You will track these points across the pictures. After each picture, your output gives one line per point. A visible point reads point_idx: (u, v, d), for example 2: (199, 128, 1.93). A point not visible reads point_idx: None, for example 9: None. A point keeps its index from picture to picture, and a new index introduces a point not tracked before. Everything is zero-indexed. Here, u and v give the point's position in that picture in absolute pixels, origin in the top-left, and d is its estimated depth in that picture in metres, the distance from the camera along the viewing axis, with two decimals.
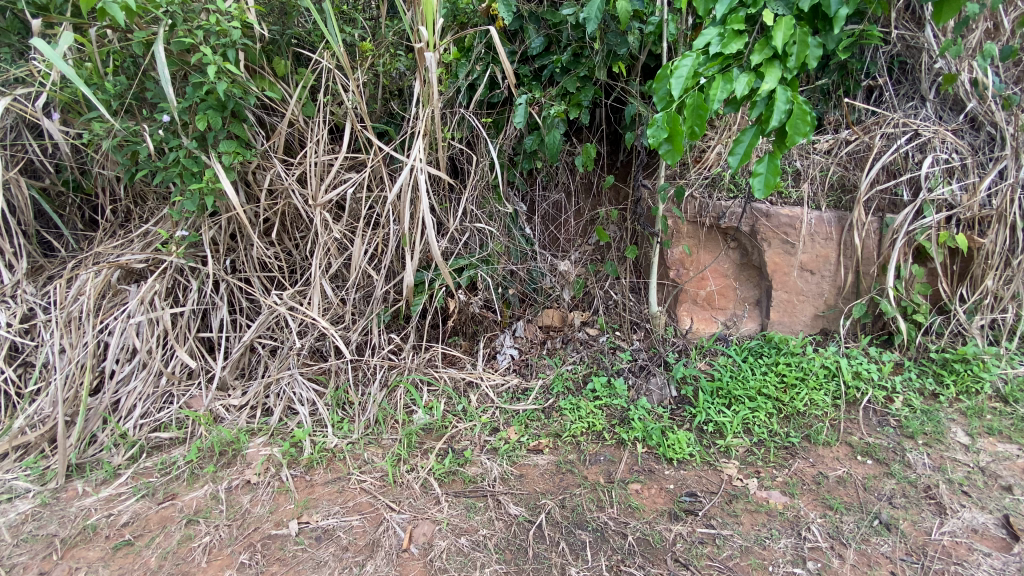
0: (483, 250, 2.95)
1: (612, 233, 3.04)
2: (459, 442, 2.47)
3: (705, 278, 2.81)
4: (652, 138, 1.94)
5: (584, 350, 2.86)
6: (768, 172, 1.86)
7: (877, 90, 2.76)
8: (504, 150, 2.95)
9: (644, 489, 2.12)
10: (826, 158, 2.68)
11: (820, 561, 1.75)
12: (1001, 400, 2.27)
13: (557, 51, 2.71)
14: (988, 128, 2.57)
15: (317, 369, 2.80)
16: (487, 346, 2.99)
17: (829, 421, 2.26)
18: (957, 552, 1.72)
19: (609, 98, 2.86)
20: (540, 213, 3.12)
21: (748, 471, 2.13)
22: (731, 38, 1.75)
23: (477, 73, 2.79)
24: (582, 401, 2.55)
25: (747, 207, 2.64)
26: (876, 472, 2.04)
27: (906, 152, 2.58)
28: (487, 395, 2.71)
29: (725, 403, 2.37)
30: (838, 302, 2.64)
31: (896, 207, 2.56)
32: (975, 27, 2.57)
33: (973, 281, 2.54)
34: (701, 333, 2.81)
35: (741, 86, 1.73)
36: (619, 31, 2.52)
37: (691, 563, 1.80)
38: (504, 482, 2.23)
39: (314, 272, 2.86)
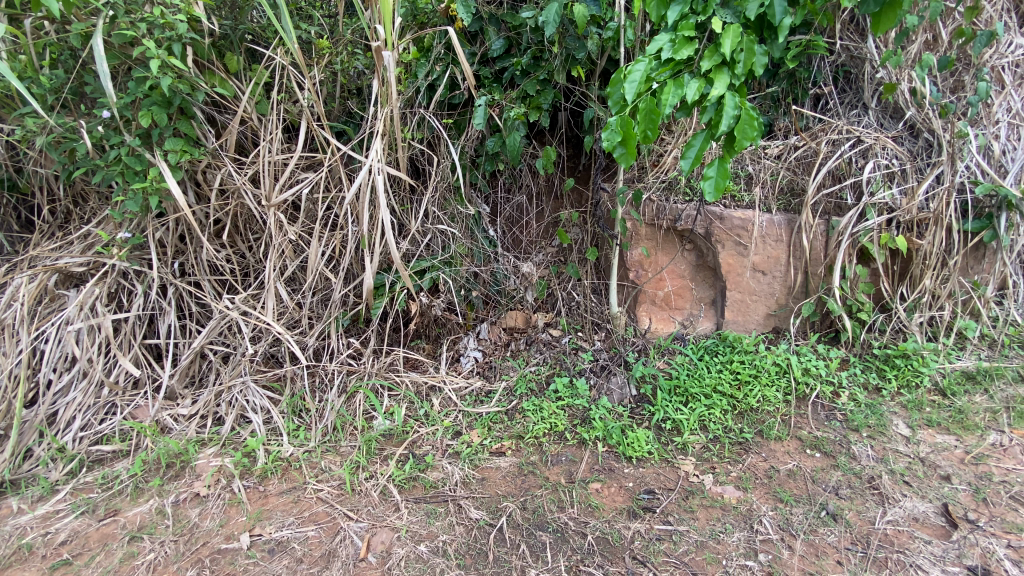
0: (445, 251, 2.93)
1: (573, 234, 3.06)
2: (421, 447, 2.43)
3: (662, 279, 2.88)
4: (606, 141, 1.95)
5: (547, 351, 2.87)
6: (718, 176, 1.92)
7: (823, 98, 2.88)
8: (465, 152, 2.93)
9: (603, 488, 2.14)
10: (776, 163, 2.79)
11: (770, 553, 1.79)
12: (939, 392, 2.37)
13: (517, 53, 2.72)
14: (926, 135, 2.70)
15: (271, 376, 2.71)
16: (450, 349, 2.96)
17: (780, 416, 2.34)
18: (899, 539, 1.80)
19: (569, 101, 2.90)
20: (503, 215, 3.14)
21: (704, 467, 2.18)
22: (681, 44, 1.80)
23: (437, 74, 2.76)
24: (544, 402, 2.55)
25: (701, 210, 2.72)
26: (824, 464, 2.11)
27: (849, 158, 2.70)
28: (450, 398, 2.68)
29: (682, 401, 2.43)
30: (788, 301, 2.73)
31: (841, 210, 2.67)
32: (914, 40, 2.70)
33: (912, 280, 2.66)
34: (660, 332, 2.87)
35: (691, 91, 1.78)
36: (577, 35, 2.55)
37: (649, 560, 1.83)
38: (466, 486, 2.21)
39: (269, 275, 2.77)
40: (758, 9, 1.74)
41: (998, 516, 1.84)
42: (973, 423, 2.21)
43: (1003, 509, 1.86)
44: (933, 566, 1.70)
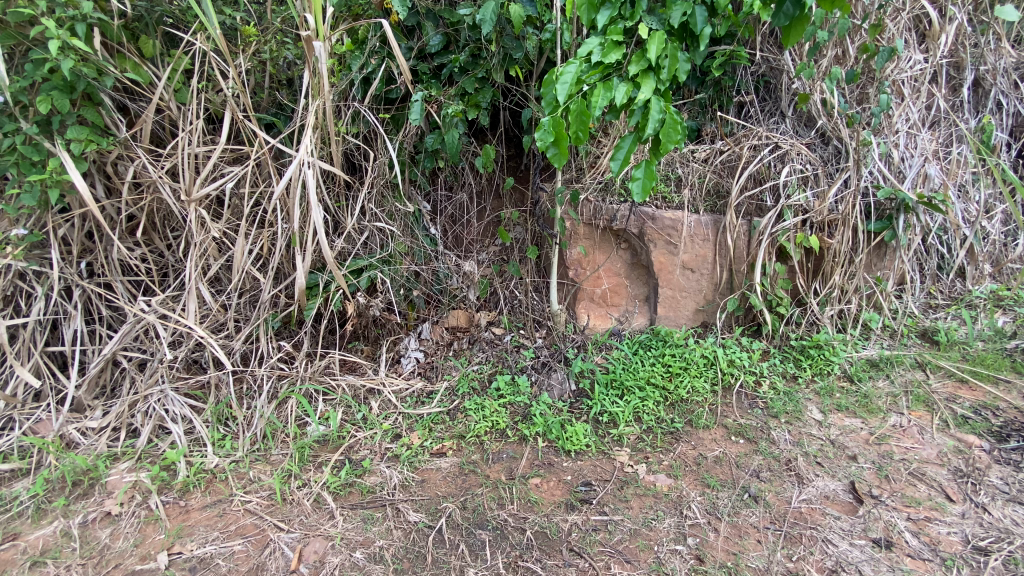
0: (384, 250, 2.86)
1: (513, 233, 3.08)
2: (358, 452, 2.37)
3: (599, 277, 2.98)
4: (540, 142, 1.97)
5: (490, 350, 2.87)
6: (645, 177, 1.98)
7: (745, 105, 3.06)
8: (403, 148, 2.88)
9: (543, 483, 2.17)
10: (703, 166, 2.93)
11: (698, 536, 1.89)
12: (848, 379, 2.56)
13: (455, 50, 2.70)
14: (835, 142, 2.92)
15: (193, 383, 2.56)
16: (390, 351, 2.89)
17: (708, 406, 2.46)
18: (812, 516, 1.93)
19: (507, 100, 2.91)
20: (444, 213, 3.11)
21: (638, 457, 2.26)
22: (610, 48, 1.84)
23: (372, 67, 2.69)
24: (486, 401, 2.55)
25: (634, 211, 2.83)
26: (747, 450, 2.24)
27: (768, 162, 2.87)
28: (390, 401, 2.63)
29: (618, 394, 2.51)
30: (715, 297, 2.88)
31: (762, 211, 2.83)
32: (825, 54, 2.92)
33: (824, 276, 2.85)
34: (598, 328, 2.96)
35: (619, 95, 1.82)
36: (514, 35, 2.56)
37: (585, 550, 1.87)
38: (404, 489, 2.17)
39: (189, 275, 2.60)
40: (681, 18, 1.80)
41: (898, 491, 2.00)
42: (877, 406, 2.40)
43: (903, 484, 2.02)
44: (841, 539, 1.83)
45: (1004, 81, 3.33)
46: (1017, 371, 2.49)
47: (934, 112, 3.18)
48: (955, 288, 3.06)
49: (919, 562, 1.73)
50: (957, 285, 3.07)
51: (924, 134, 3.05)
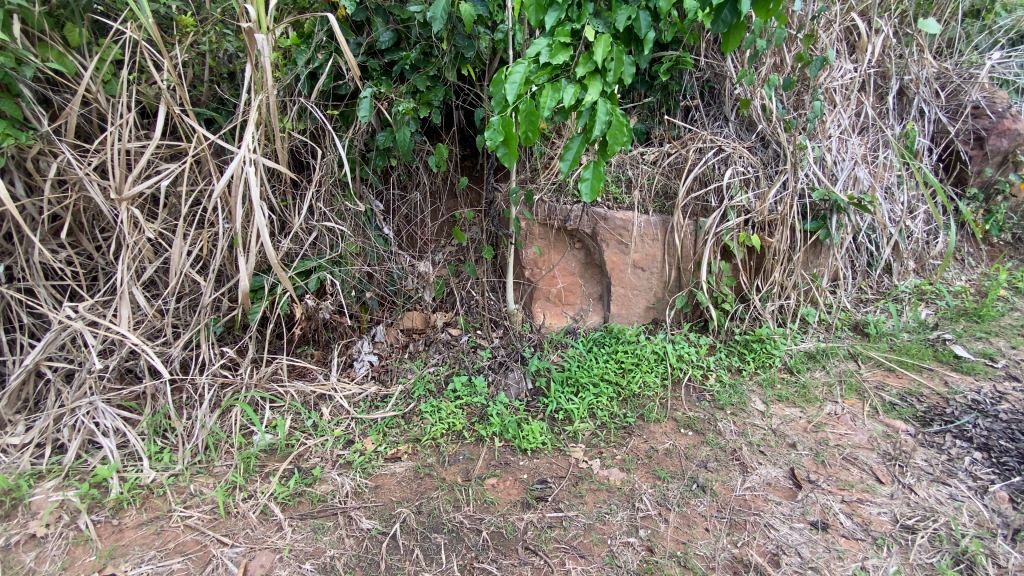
0: (334, 250, 2.79)
1: (468, 233, 3.07)
2: (308, 460, 2.30)
3: (554, 276, 3.01)
4: (489, 141, 1.97)
5: (446, 351, 2.84)
6: (594, 178, 2.01)
7: (691, 110, 3.17)
8: (353, 146, 2.82)
9: (499, 483, 2.17)
10: (652, 168, 3.02)
11: (649, 528, 1.93)
12: (788, 370, 2.70)
13: (406, 47, 2.66)
14: (774, 146, 3.04)
15: (127, 394, 2.41)
16: (341, 355, 2.82)
17: (659, 400, 2.54)
18: (755, 503, 2.01)
19: (459, 99, 2.90)
20: (397, 213, 3.07)
21: (593, 452, 2.30)
22: (558, 49, 1.85)
23: (318, 62, 2.62)
24: (442, 403, 2.52)
25: (587, 211, 2.88)
26: (695, 441, 2.32)
27: (712, 165, 2.96)
28: (342, 406, 2.56)
29: (573, 391, 2.55)
30: (664, 295, 2.97)
31: (707, 212, 2.93)
32: (764, 62, 3.07)
33: (765, 273, 2.97)
34: (553, 327, 2.99)
35: (567, 96, 1.84)
36: (465, 34, 2.55)
37: (540, 548, 1.89)
38: (357, 496, 2.12)
39: (120, 279, 2.44)
40: (626, 22, 1.84)
41: (833, 475, 2.11)
42: (814, 395, 2.53)
43: (837, 469, 2.14)
44: (782, 524, 1.92)
45: (926, 90, 3.59)
46: (938, 360, 2.68)
47: (863, 118, 3.39)
48: (883, 283, 3.28)
49: (853, 541, 1.84)
50: (885, 281, 3.28)
51: (854, 139, 3.24)
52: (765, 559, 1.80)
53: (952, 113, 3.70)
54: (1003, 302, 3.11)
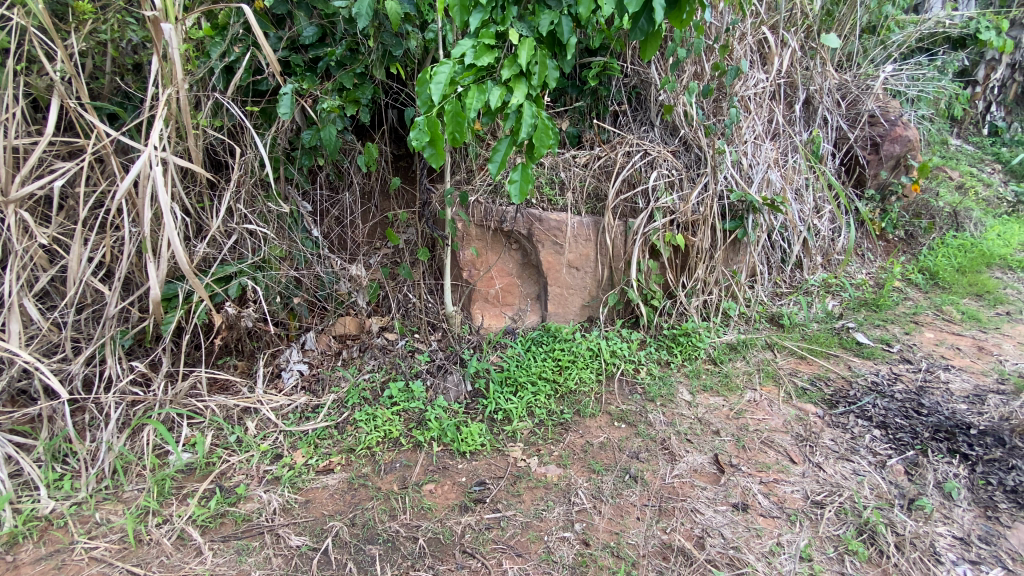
0: (256, 254, 2.66)
1: (403, 236, 3.01)
2: (231, 478, 2.18)
3: (492, 277, 3.02)
4: (415, 141, 1.92)
5: (382, 356, 2.77)
6: (522, 181, 2.03)
7: (620, 115, 3.30)
8: (276, 144, 2.70)
9: (437, 488, 2.14)
10: (583, 170, 3.10)
11: (584, 521, 1.98)
12: (712, 361, 2.85)
13: (331, 43, 2.57)
14: (697, 150, 3.19)
15: (19, 417, 2.19)
16: (268, 365, 2.69)
17: (594, 395, 2.60)
18: (683, 489, 2.11)
19: (389, 98, 2.84)
20: (327, 215, 2.97)
21: (531, 450, 2.32)
22: (482, 51, 1.85)
23: (235, 55, 2.49)
24: (378, 410, 2.46)
25: (522, 212, 2.92)
26: (627, 433, 2.40)
27: (639, 168, 3.07)
28: (269, 419, 2.44)
29: (512, 390, 2.56)
30: (598, 293, 3.05)
31: (635, 213, 3.03)
32: (685, 70, 3.23)
33: (689, 270, 3.12)
34: (492, 328, 2.99)
35: (493, 98, 1.85)
36: (393, 32, 2.50)
37: (477, 550, 1.88)
38: (286, 512, 2.03)
39: (8, 290, 2.21)
40: (549, 26, 1.88)
41: (752, 458, 2.25)
42: (735, 384, 2.68)
43: (756, 452, 2.28)
44: (707, 507, 2.02)
45: (828, 100, 3.91)
46: (844, 347, 2.93)
47: (775, 125, 3.62)
48: (795, 277, 3.52)
49: (770, 519, 1.97)
50: (797, 275, 3.53)
51: (767, 144, 3.46)
52: (691, 543, 1.89)
53: (852, 120, 4.05)
54: (897, 293, 3.44)
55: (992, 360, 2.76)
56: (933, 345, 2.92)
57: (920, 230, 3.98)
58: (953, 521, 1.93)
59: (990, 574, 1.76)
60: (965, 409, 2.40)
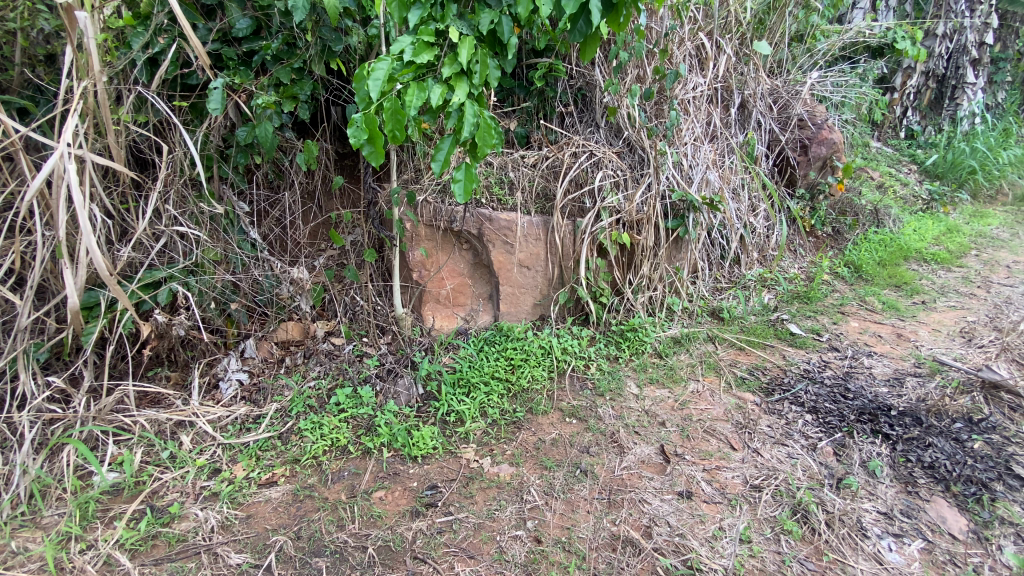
0: (188, 258, 2.53)
1: (348, 237, 2.93)
2: (163, 497, 2.06)
3: (442, 277, 2.99)
4: (353, 138, 1.89)
5: (328, 362, 2.68)
6: (466, 180, 2.03)
7: (567, 116, 3.36)
8: (208, 141, 2.56)
9: (387, 495, 2.10)
10: (532, 170, 3.13)
11: (536, 518, 1.99)
12: (658, 355, 2.94)
13: (267, 37, 2.47)
14: (640, 151, 3.28)
15: None
16: (204, 375, 2.56)
17: (546, 392, 2.63)
18: (631, 480, 2.16)
19: (329, 95, 2.76)
20: (266, 216, 2.85)
21: (483, 451, 2.31)
22: (421, 48, 1.83)
23: (160, 47, 2.34)
24: (324, 418, 2.38)
25: (471, 212, 2.91)
26: (578, 428, 2.44)
27: (586, 168, 3.13)
28: (205, 432, 2.32)
29: (464, 392, 2.55)
30: (549, 292, 3.08)
31: (583, 212, 3.09)
32: (628, 72, 3.31)
33: (636, 268, 3.21)
34: (443, 329, 2.97)
35: (433, 96, 1.83)
36: (332, 27, 2.43)
37: (429, 555, 1.85)
38: (225, 530, 1.93)
39: None
40: (489, 26, 1.88)
41: (696, 447, 2.34)
42: (680, 376, 2.78)
43: (699, 440, 2.37)
44: (654, 497, 2.08)
45: (761, 104, 4.11)
46: (778, 337, 3.10)
47: (712, 127, 3.77)
48: (734, 272, 3.68)
49: (712, 505, 2.05)
50: (735, 270, 3.70)
51: (706, 145, 3.60)
52: (639, 533, 1.94)
53: (783, 124, 4.28)
54: (826, 286, 3.67)
55: (909, 345, 2.99)
56: (857, 333, 3.14)
57: (845, 227, 4.26)
58: (877, 497, 2.08)
59: (910, 545, 1.90)
60: (885, 392, 2.59)
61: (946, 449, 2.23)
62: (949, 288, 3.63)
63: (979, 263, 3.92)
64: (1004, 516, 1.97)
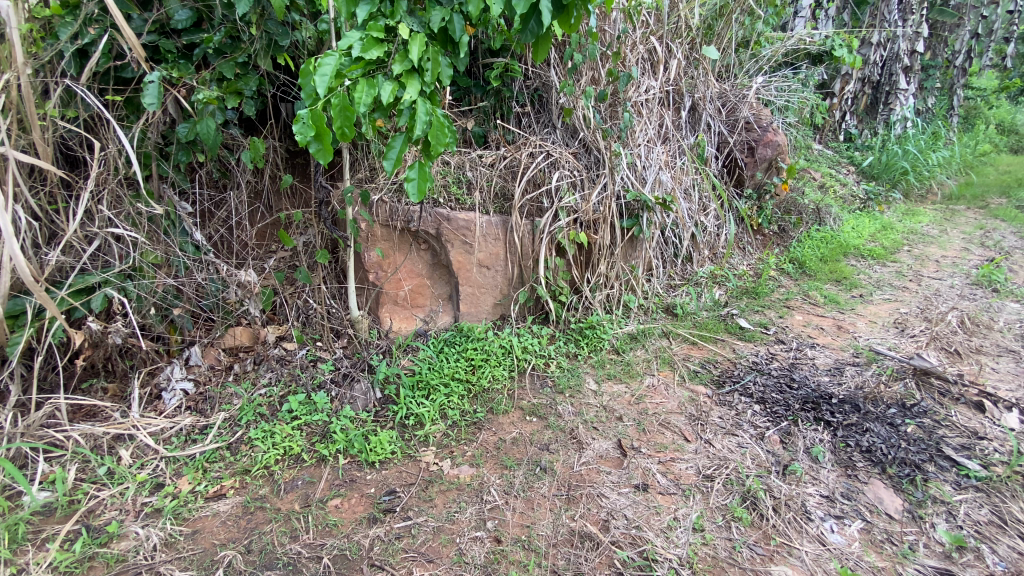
0: (125, 261, 2.40)
1: (300, 238, 2.84)
2: (101, 515, 1.94)
3: (400, 279, 2.95)
4: (299, 135, 1.83)
5: (280, 368, 2.59)
6: (419, 178, 2.00)
7: (524, 116, 3.38)
8: (145, 138, 2.43)
9: (343, 502, 2.05)
10: (490, 170, 3.13)
11: (497, 518, 1.99)
12: (616, 351, 2.99)
13: (209, 29, 2.36)
14: (596, 152, 3.33)
15: None
16: (145, 386, 2.44)
17: (506, 392, 2.63)
18: (590, 476, 2.19)
19: (277, 91, 2.66)
20: (211, 216, 2.72)
21: (443, 453, 2.29)
22: (371, 44, 1.79)
23: (90, 38, 2.20)
24: (276, 426, 2.30)
25: (429, 212, 2.89)
26: (538, 426, 2.45)
27: (543, 168, 3.15)
28: (147, 445, 2.20)
29: (424, 394, 2.51)
30: (509, 291, 3.08)
31: (541, 212, 3.11)
32: (583, 74, 3.36)
33: (593, 266, 3.26)
34: (402, 331, 2.92)
35: (383, 93, 1.80)
36: (278, 21, 2.35)
37: (387, 562, 1.82)
38: (169, 547, 1.84)
39: None
40: (440, 23, 1.86)
41: (651, 440, 2.40)
42: (636, 371, 2.84)
43: (655, 433, 2.43)
44: (612, 491, 2.12)
45: (711, 107, 4.26)
46: (729, 331, 3.22)
47: (664, 129, 3.88)
48: (686, 270, 3.80)
49: (667, 496, 2.11)
50: (688, 267, 3.82)
51: (659, 147, 3.69)
52: (597, 527, 1.97)
53: (732, 126, 4.45)
54: (772, 281, 3.85)
55: (848, 337, 3.17)
56: (802, 326, 3.30)
57: (790, 225, 4.48)
58: (820, 482, 2.19)
59: (850, 526, 2.01)
60: (827, 381, 2.73)
61: (881, 433, 2.37)
62: (884, 282, 3.87)
63: (910, 258, 4.20)
64: (935, 495, 2.11)
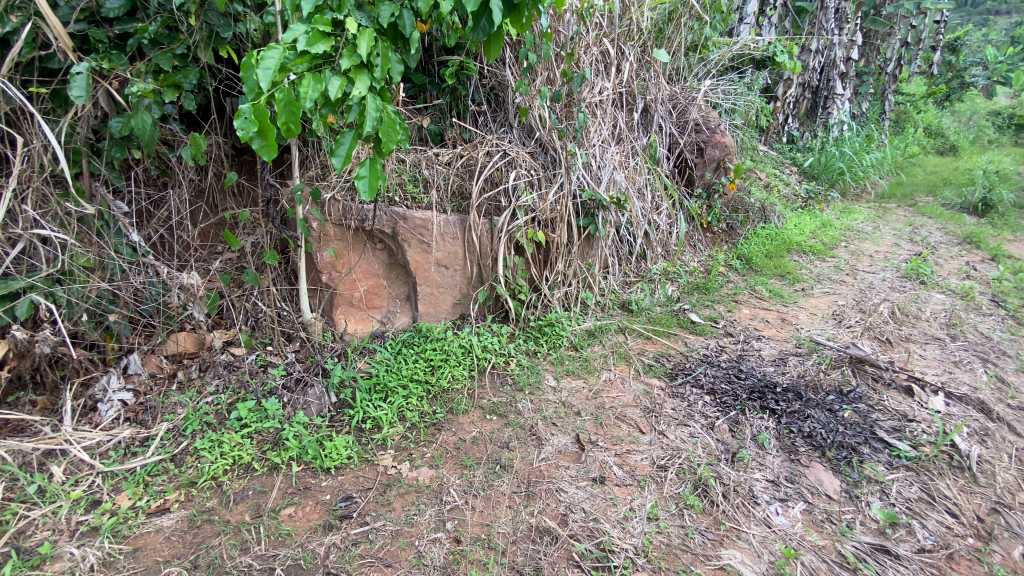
0: (53, 265, 2.24)
1: (248, 238, 2.74)
2: (31, 537, 1.81)
3: (354, 279, 2.89)
4: (241, 131, 1.75)
5: (227, 374, 2.49)
6: (371, 176, 1.96)
7: (481, 115, 3.39)
8: (74, 133, 2.28)
9: (297, 511, 1.99)
10: (446, 169, 3.11)
11: (456, 519, 1.98)
12: (574, 348, 3.04)
13: (144, 19, 2.22)
14: (552, 152, 3.36)
15: None
16: (78, 397, 2.29)
17: (466, 391, 2.62)
18: (549, 471, 2.22)
19: (219, 85, 2.58)
20: (149, 217, 2.58)
21: (402, 456, 2.26)
22: (317, 38, 1.75)
23: (11, 26, 2.03)
24: (224, 435, 2.21)
25: (384, 211, 2.84)
26: (498, 425, 2.46)
27: (500, 167, 3.15)
28: (81, 461, 2.07)
29: (381, 397, 2.47)
30: (468, 290, 3.06)
31: (499, 211, 3.10)
32: (537, 74, 3.39)
33: (551, 264, 3.30)
34: (358, 333, 2.86)
35: (331, 88, 1.76)
36: (220, 11, 2.25)
37: (343, 569, 1.79)
38: (107, 567, 1.74)
39: None
40: (389, 18, 1.85)
41: (608, 434, 2.45)
42: (594, 366, 2.90)
43: (611, 427, 2.49)
44: (570, 485, 2.16)
45: (662, 109, 4.38)
46: (681, 326, 3.33)
47: (618, 129, 3.96)
48: (641, 267, 3.90)
49: (623, 488, 2.16)
50: (643, 264, 3.92)
51: (613, 146, 3.77)
52: (556, 521, 2.00)
53: (682, 127, 4.59)
54: (722, 277, 4.01)
55: (792, 329, 3.34)
56: (748, 319, 3.45)
57: (737, 223, 4.68)
58: (766, 467, 2.30)
59: (794, 508, 2.13)
60: (772, 370, 2.88)
61: (821, 419, 2.52)
62: (823, 276, 4.09)
63: (847, 254, 4.46)
64: (869, 475, 2.26)
